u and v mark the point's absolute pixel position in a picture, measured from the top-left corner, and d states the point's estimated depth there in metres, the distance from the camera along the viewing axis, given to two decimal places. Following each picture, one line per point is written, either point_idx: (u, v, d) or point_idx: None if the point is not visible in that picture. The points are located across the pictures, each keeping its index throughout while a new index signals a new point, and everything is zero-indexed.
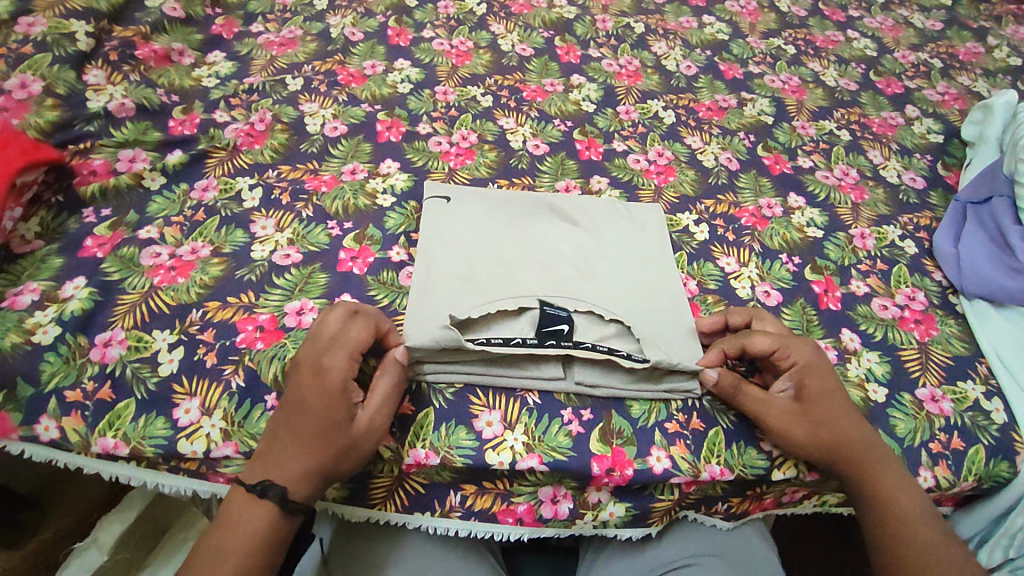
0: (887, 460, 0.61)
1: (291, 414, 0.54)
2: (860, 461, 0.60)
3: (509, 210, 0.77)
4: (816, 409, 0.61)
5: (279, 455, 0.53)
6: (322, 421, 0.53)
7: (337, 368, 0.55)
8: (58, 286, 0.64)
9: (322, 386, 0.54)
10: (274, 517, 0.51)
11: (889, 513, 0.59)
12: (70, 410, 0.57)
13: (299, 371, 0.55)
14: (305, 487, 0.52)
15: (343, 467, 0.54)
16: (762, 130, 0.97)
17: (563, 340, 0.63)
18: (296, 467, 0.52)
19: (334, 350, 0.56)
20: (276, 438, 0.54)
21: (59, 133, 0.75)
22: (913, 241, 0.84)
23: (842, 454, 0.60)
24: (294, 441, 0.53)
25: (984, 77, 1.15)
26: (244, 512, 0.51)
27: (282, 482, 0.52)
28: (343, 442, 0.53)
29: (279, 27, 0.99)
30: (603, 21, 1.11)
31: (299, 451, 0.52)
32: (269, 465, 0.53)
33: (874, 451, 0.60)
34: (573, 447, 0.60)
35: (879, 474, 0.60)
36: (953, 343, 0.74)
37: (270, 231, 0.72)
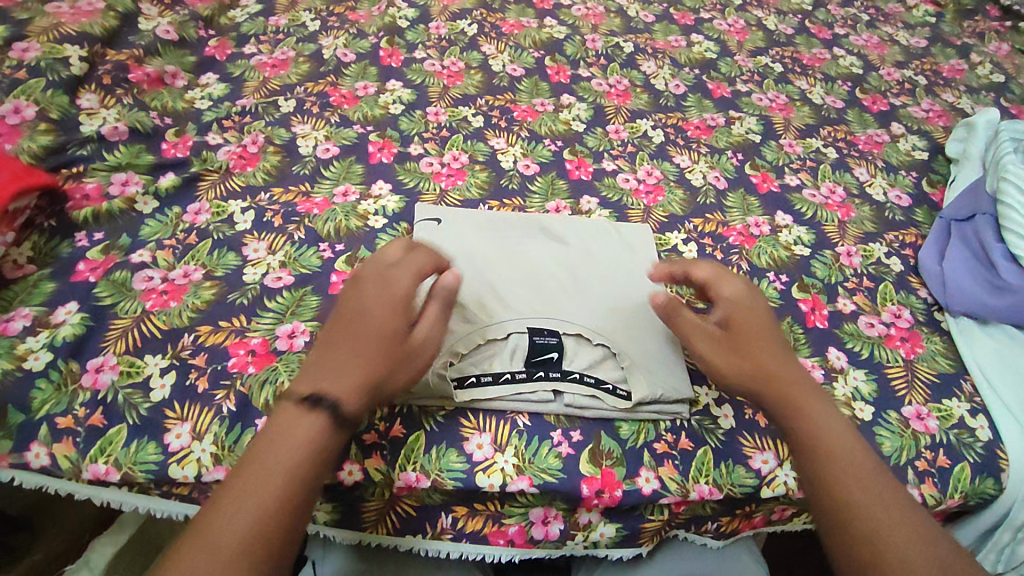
0: (817, 397, 0.58)
1: (348, 326, 0.55)
2: (783, 393, 0.58)
3: (499, 233, 0.78)
4: (739, 335, 0.62)
5: (331, 365, 0.52)
6: (381, 328, 0.54)
7: (400, 281, 0.58)
8: (50, 311, 0.64)
9: (382, 296, 0.56)
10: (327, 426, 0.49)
11: (819, 445, 0.55)
12: (62, 437, 0.57)
13: (359, 289, 0.57)
14: (359, 398, 0.51)
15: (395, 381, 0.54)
16: (750, 148, 0.98)
17: (552, 371, 0.64)
18: (351, 374, 0.51)
19: (396, 266, 0.59)
20: (326, 352, 0.53)
21: (52, 157, 0.75)
22: (898, 259, 0.85)
23: (767, 383, 0.59)
24: (353, 348, 0.53)
25: (968, 94, 1.16)
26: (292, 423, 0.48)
27: (333, 393, 0.50)
28: (399, 350, 0.54)
29: (272, 49, 1.00)
30: (593, 40, 1.13)
31: (355, 358, 0.52)
32: (317, 376, 0.51)
33: (797, 384, 0.59)
34: (563, 469, 0.61)
35: (806, 408, 0.57)
36: (938, 361, 0.75)
37: (262, 254, 0.73)
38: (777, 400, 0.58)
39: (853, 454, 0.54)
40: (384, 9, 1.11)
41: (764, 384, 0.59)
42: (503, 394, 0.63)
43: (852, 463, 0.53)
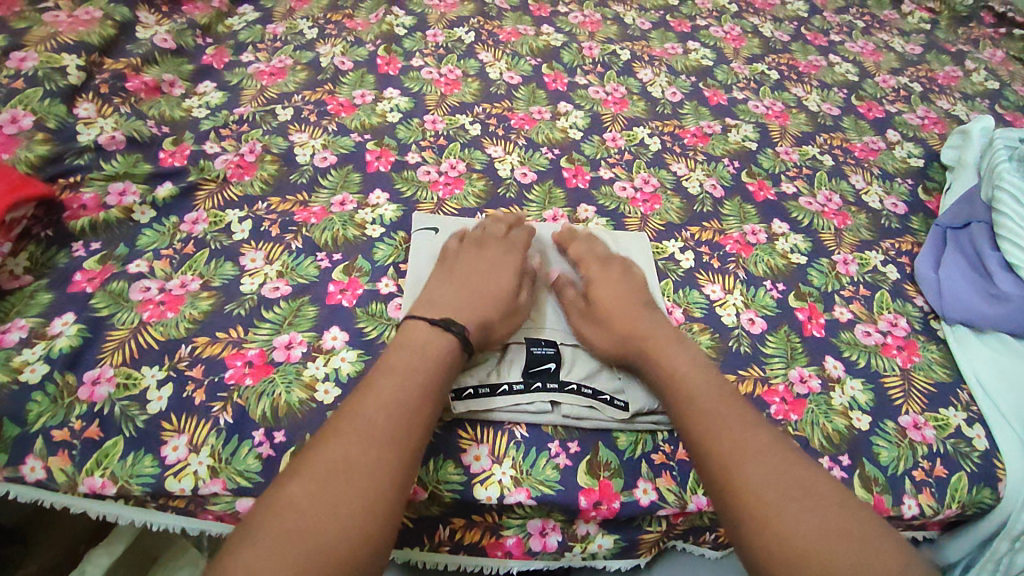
0: (674, 347, 0.64)
1: (465, 280, 0.68)
2: (648, 352, 0.64)
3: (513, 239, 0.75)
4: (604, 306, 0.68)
5: (454, 303, 0.65)
6: (497, 288, 0.68)
7: (514, 257, 0.73)
8: (47, 322, 0.64)
9: (500, 267, 0.71)
10: (455, 346, 0.61)
11: (678, 393, 0.60)
12: (58, 450, 0.57)
13: (480, 254, 0.71)
14: (474, 334, 0.63)
15: (500, 332, 0.66)
16: (747, 156, 0.98)
17: (550, 382, 0.65)
18: (472, 314, 0.64)
19: (508, 245, 0.74)
20: (446, 293, 0.66)
21: (49, 167, 0.75)
22: (894, 267, 0.86)
23: (635, 345, 0.65)
24: (476, 297, 0.66)
25: (963, 101, 1.17)
26: (427, 338, 0.60)
27: (460, 323, 0.62)
28: (509, 309, 0.67)
29: (269, 57, 1.00)
30: (590, 48, 1.13)
31: (477, 306, 0.65)
32: (445, 308, 0.64)
33: (659, 341, 0.64)
34: (560, 480, 0.61)
35: (664, 359, 0.63)
36: (934, 370, 0.75)
37: (260, 264, 0.73)
38: (644, 358, 0.64)
39: (710, 394, 0.59)
40: (382, 17, 1.11)
41: (632, 347, 0.65)
42: (501, 405, 0.63)
43: (709, 405, 0.58)
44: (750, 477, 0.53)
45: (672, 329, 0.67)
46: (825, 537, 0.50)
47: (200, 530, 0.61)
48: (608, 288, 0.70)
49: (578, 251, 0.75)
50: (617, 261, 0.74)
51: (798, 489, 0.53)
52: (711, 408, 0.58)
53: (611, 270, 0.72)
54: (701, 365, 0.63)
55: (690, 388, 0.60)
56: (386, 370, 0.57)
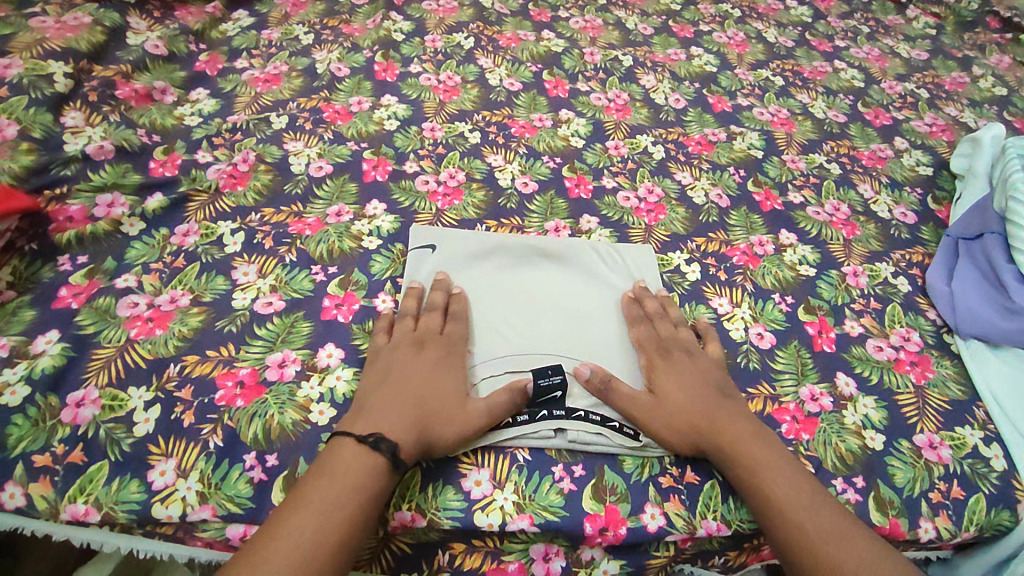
0: (753, 441, 0.60)
1: (399, 378, 0.61)
2: (726, 444, 0.60)
3: (456, 291, 0.70)
4: (672, 394, 0.63)
5: (388, 411, 0.57)
6: (440, 385, 0.61)
7: (459, 340, 0.66)
8: (29, 341, 0.61)
9: (441, 357, 0.63)
10: (383, 466, 0.54)
11: (766, 492, 0.58)
12: (39, 476, 0.54)
13: (417, 343, 0.64)
14: (412, 451, 0.56)
15: (447, 438, 0.58)
16: (752, 164, 0.96)
17: (556, 409, 0.63)
18: (409, 424, 0.57)
19: (449, 324, 0.67)
20: (379, 399, 0.59)
21: (34, 178, 0.73)
22: (905, 278, 0.83)
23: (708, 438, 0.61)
24: (413, 402, 0.59)
25: (971, 108, 1.15)
26: (349, 456, 0.54)
27: (393, 437, 0.55)
28: (458, 408, 0.59)
29: (264, 63, 0.98)
30: (592, 54, 1.11)
31: (417, 411, 0.58)
32: (375, 418, 0.57)
33: (736, 436, 0.61)
34: (564, 506, 0.58)
35: (744, 455, 0.59)
36: (949, 387, 0.72)
37: (252, 278, 0.71)
38: (721, 452, 0.60)
39: (801, 497, 0.57)
40: (379, 22, 1.09)
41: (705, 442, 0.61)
42: (506, 435, 0.61)
43: (802, 508, 0.56)
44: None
45: (748, 418, 0.63)
46: None
47: (191, 557, 0.58)
48: (674, 376, 0.65)
49: (635, 327, 0.70)
50: (678, 336, 0.69)
51: None
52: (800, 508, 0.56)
53: (670, 350, 0.67)
54: (786, 458, 0.60)
55: (779, 493, 0.57)
56: (300, 504, 0.51)
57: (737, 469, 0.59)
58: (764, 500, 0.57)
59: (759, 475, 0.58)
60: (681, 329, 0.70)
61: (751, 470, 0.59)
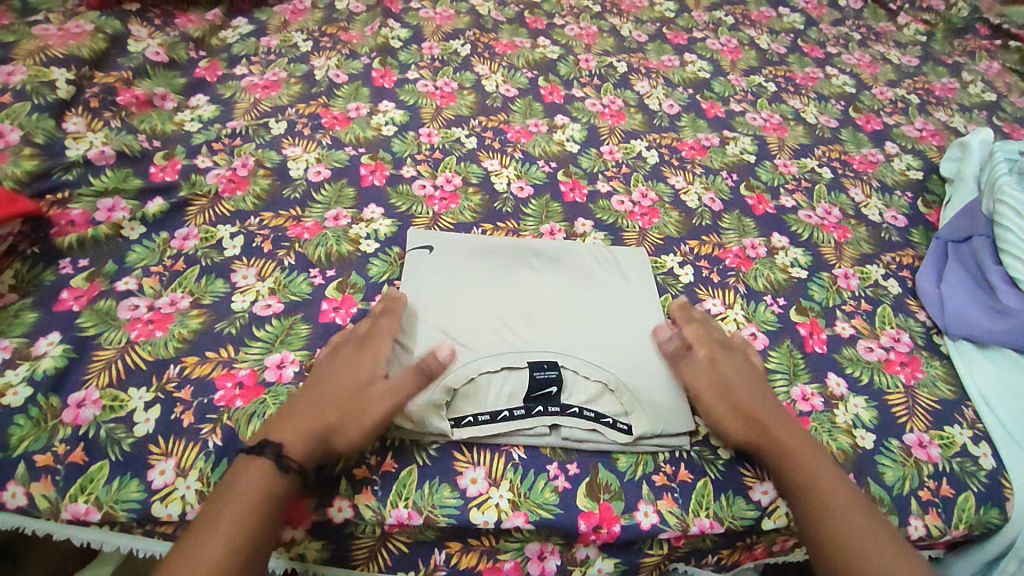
0: (809, 447, 0.62)
1: (311, 382, 0.61)
2: (783, 441, 0.62)
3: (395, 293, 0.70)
4: (735, 392, 0.65)
5: (288, 416, 0.58)
6: (344, 385, 0.61)
7: (380, 338, 0.65)
8: (31, 343, 0.62)
9: (354, 356, 0.63)
10: (270, 469, 0.54)
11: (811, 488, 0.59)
12: (40, 475, 0.55)
13: (335, 347, 0.64)
14: (306, 453, 0.56)
15: (344, 439, 0.57)
16: (745, 169, 0.98)
17: (551, 405, 0.63)
18: (303, 427, 0.57)
19: (375, 324, 0.67)
20: (289, 405, 0.60)
21: (36, 183, 0.74)
22: (896, 280, 0.85)
23: (767, 438, 0.62)
24: (315, 405, 0.59)
25: (961, 113, 1.17)
26: (245, 466, 0.54)
27: (280, 439, 0.56)
28: (357, 407, 0.59)
29: (263, 70, 0.99)
30: (587, 60, 1.13)
31: (315, 411, 0.58)
32: (272, 425, 0.58)
33: (795, 439, 0.62)
34: (559, 504, 0.59)
35: (802, 458, 0.61)
36: (939, 387, 0.74)
37: (251, 280, 0.72)
38: (781, 453, 0.61)
39: (838, 496, 0.59)
40: (377, 29, 1.10)
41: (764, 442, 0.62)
42: (502, 432, 0.62)
43: (839, 505, 0.58)
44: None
45: (801, 426, 0.64)
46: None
47: None
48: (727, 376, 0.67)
49: (690, 326, 0.72)
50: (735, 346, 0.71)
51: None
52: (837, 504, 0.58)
53: (728, 351, 0.70)
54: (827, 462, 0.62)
55: (833, 498, 0.58)
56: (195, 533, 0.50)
57: (794, 470, 0.60)
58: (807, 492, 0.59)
59: (806, 472, 0.60)
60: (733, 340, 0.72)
61: (806, 473, 0.60)
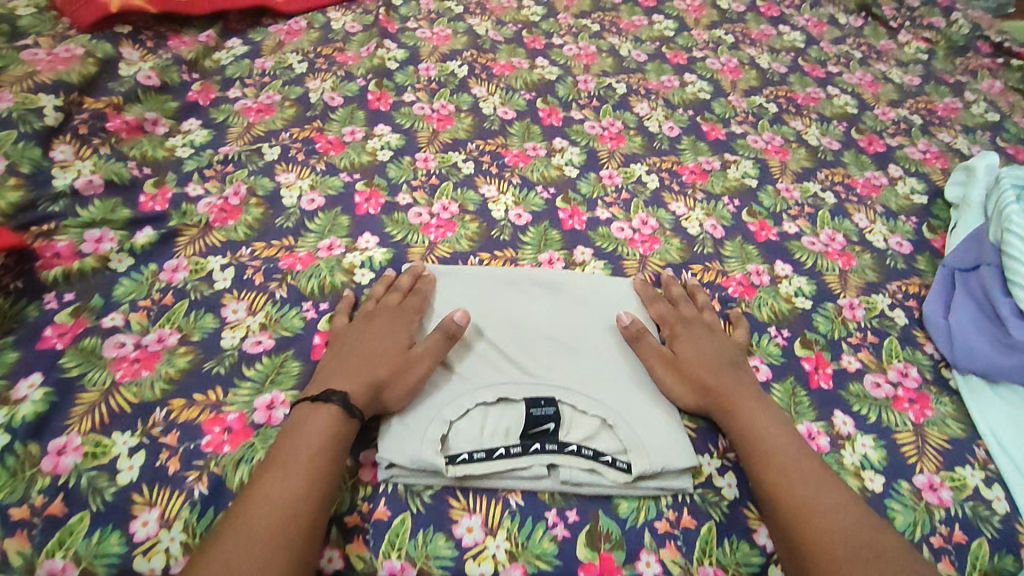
0: (756, 404, 0.66)
1: (354, 346, 0.66)
2: (729, 406, 0.66)
3: (424, 275, 0.74)
4: (689, 358, 0.69)
5: (341, 373, 0.63)
6: (386, 347, 0.65)
7: (412, 309, 0.70)
8: (12, 385, 0.60)
9: (390, 322, 0.68)
10: (338, 415, 0.59)
11: (759, 445, 0.63)
12: (16, 529, 0.52)
13: (369, 317, 0.69)
14: (360, 408, 0.60)
15: (394, 390, 0.62)
16: (747, 194, 0.96)
17: (548, 443, 0.62)
18: (357, 380, 0.62)
19: (408, 299, 0.71)
20: (334, 367, 0.64)
21: (21, 215, 0.72)
22: (902, 310, 0.83)
23: (709, 399, 0.67)
24: (362, 365, 0.63)
25: (964, 134, 1.15)
26: (307, 417, 0.59)
27: (341, 390, 0.60)
28: (402, 361, 0.64)
29: (257, 93, 0.98)
30: (585, 81, 1.11)
31: (363, 370, 0.63)
32: (327, 382, 0.62)
33: (737, 397, 0.66)
34: (558, 554, 0.57)
35: (742, 415, 0.65)
36: (949, 425, 0.72)
37: (242, 315, 0.70)
38: (723, 412, 0.66)
39: (786, 452, 0.62)
40: (373, 50, 1.09)
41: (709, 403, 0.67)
42: (497, 471, 0.60)
43: (786, 460, 0.61)
44: (825, 530, 0.56)
45: (753, 390, 0.68)
46: (848, 545, 0.55)
47: None
48: (680, 348, 0.71)
49: (655, 305, 0.76)
50: (698, 316, 0.75)
51: (848, 537, 0.56)
52: (786, 460, 0.61)
53: (692, 325, 0.74)
54: (782, 424, 0.65)
55: (773, 446, 0.62)
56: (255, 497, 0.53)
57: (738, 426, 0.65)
58: (754, 449, 0.63)
59: (754, 431, 0.64)
60: (703, 313, 0.77)
61: (748, 427, 0.64)
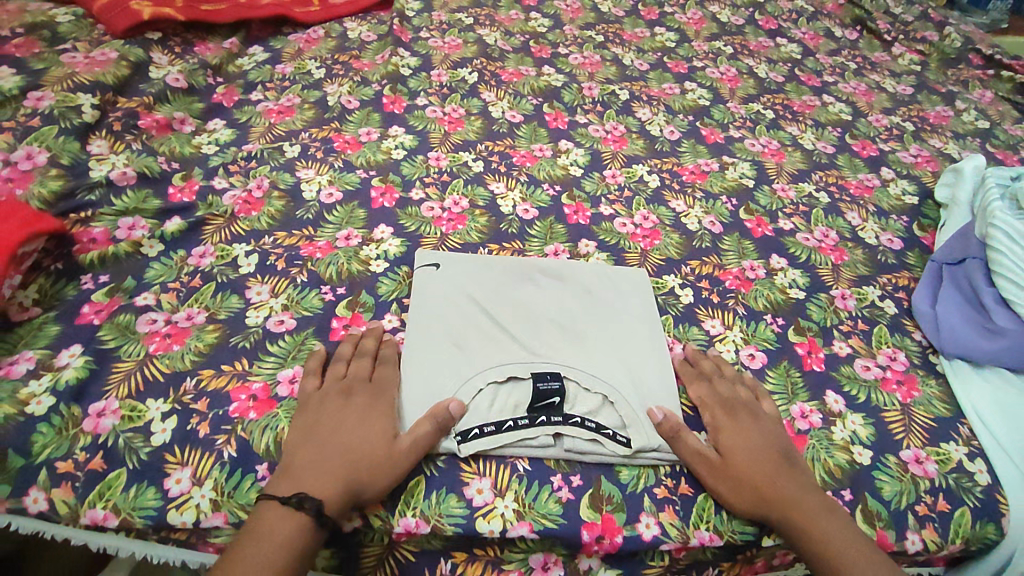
0: (815, 505, 0.61)
1: (329, 428, 0.61)
2: (788, 511, 0.61)
3: (388, 339, 0.71)
4: (740, 460, 0.64)
5: (318, 467, 0.58)
6: (366, 434, 0.61)
7: (386, 380, 0.66)
8: (54, 354, 0.64)
9: (366, 398, 0.64)
10: (307, 523, 0.54)
11: (831, 553, 0.58)
12: (61, 481, 0.57)
13: (344, 388, 0.64)
14: (335, 508, 0.56)
15: (375, 486, 0.58)
16: (744, 193, 1.00)
17: (553, 415, 0.65)
18: (336, 479, 0.57)
19: (378, 367, 0.68)
20: (308, 454, 0.59)
21: (61, 203, 0.77)
22: (892, 301, 0.87)
23: (773, 510, 0.61)
24: (342, 456, 0.59)
25: (955, 140, 1.20)
26: (273, 523, 0.54)
27: (316, 493, 0.55)
28: (384, 451, 0.60)
29: (278, 96, 1.03)
30: (590, 88, 1.16)
31: (344, 464, 0.58)
32: (302, 475, 0.57)
33: (802, 506, 0.61)
34: (563, 514, 0.61)
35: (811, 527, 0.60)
36: (935, 405, 0.75)
37: (265, 297, 0.74)
38: (791, 525, 0.61)
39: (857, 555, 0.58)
40: (388, 58, 1.14)
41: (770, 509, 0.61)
42: (506, 442, 0.63)
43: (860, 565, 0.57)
44: None
45: (808, 488, 0.63)
46: None
47: (201, 562, 0.61)
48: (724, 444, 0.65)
49: (692, 385, 0.72)
50: (739, 395, 0.70)
51: None
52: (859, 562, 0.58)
53: (731, 410, 0.68)
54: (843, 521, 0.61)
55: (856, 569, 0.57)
56: None
57: (817, 543, 0.59)
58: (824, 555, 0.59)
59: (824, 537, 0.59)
60: (735, 385, 0.71)
61: (814, 531, 0.60)
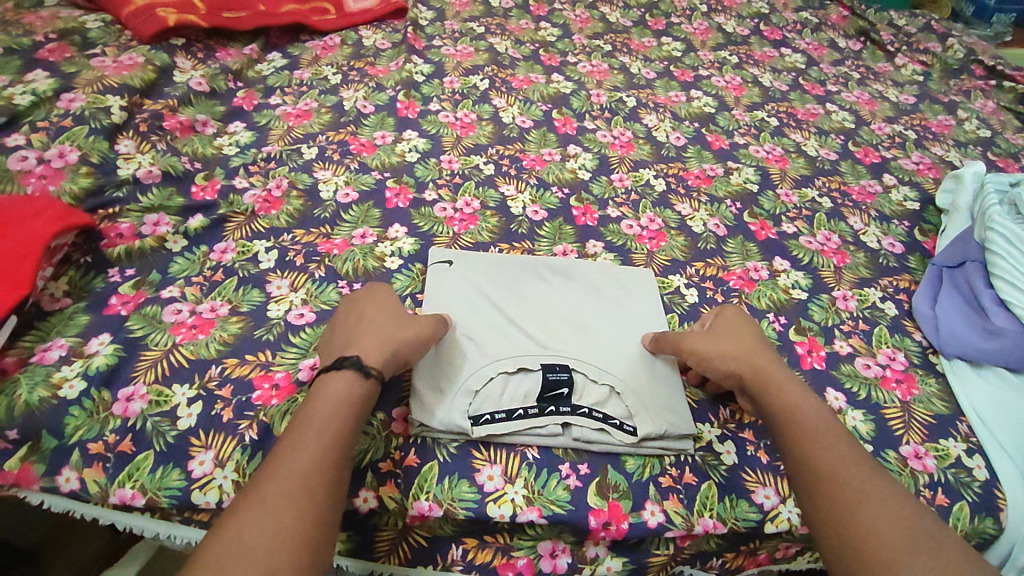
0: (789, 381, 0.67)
1: (346, 322, 0.68)
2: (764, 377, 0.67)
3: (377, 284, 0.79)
4: (724, 336, 0.72)
5: (349, 343, 0.64)
6: (380, 316, 0.68)
7: (380, 286, 0.74)
8: (84, 342, 0.67)
9: (367, 297, 0.71)
10: (352, 376, 0.59)
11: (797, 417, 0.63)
12: (92, 462, 0.60)
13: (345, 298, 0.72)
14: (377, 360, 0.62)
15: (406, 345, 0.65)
16: (748, 197, 1.03)
17: (562, 405, 0.68)
18: (368, 343, 0.63)
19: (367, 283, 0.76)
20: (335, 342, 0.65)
21: (91, 199, 0.80)
22: (893, 303, 0.89)
23: (751, 373, 0.67)
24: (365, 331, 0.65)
25: (956, 148, 1.22)
26: (325, 386, 0.58)
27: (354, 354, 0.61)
28: (401, 324, 0.67)
29: (296, 100, 1.07)
30: (598, 95, 1.20)
31: (371, 335, 0.65)
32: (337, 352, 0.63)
33: (775, 376, 0.67)
34: (571, 501, 0.63)
35: (787, 400, 0.65)
36: (934, 402, 0.77)
37: (285, 291, 0.77)
38: (762, 389, 0.66)
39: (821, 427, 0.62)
40: (402, 64, 1.18)
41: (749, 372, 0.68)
42: (516, 429, 0.66)
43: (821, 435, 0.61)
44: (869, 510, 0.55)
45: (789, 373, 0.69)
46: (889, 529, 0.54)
47: None
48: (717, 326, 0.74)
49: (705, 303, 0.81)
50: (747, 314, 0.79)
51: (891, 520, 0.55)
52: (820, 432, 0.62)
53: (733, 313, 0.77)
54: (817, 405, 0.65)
55: (822, 439, 0.61)
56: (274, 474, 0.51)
57: (775, 404, 0.65)
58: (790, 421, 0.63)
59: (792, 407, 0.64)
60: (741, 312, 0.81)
61: (783, 396, 0.65)
